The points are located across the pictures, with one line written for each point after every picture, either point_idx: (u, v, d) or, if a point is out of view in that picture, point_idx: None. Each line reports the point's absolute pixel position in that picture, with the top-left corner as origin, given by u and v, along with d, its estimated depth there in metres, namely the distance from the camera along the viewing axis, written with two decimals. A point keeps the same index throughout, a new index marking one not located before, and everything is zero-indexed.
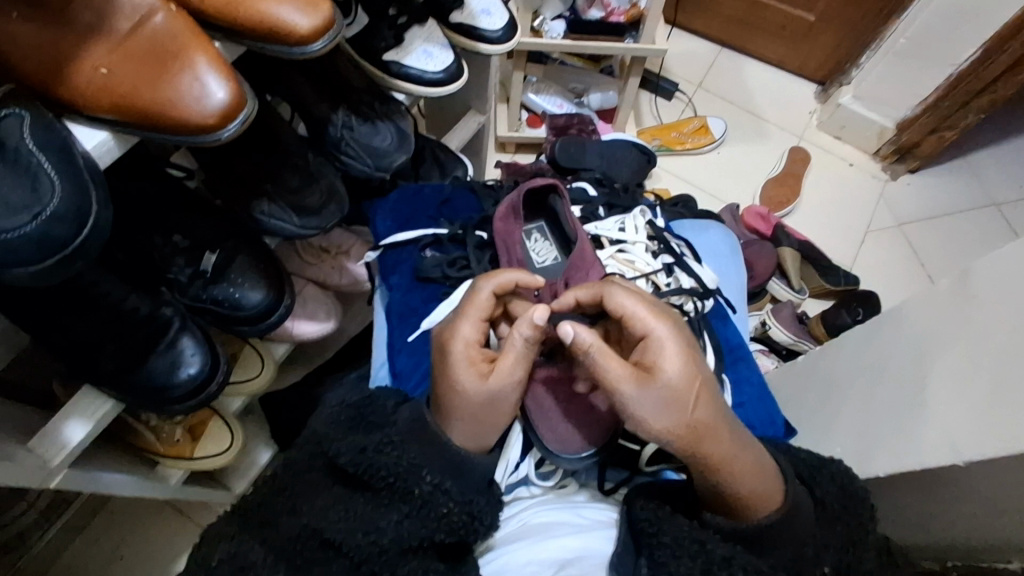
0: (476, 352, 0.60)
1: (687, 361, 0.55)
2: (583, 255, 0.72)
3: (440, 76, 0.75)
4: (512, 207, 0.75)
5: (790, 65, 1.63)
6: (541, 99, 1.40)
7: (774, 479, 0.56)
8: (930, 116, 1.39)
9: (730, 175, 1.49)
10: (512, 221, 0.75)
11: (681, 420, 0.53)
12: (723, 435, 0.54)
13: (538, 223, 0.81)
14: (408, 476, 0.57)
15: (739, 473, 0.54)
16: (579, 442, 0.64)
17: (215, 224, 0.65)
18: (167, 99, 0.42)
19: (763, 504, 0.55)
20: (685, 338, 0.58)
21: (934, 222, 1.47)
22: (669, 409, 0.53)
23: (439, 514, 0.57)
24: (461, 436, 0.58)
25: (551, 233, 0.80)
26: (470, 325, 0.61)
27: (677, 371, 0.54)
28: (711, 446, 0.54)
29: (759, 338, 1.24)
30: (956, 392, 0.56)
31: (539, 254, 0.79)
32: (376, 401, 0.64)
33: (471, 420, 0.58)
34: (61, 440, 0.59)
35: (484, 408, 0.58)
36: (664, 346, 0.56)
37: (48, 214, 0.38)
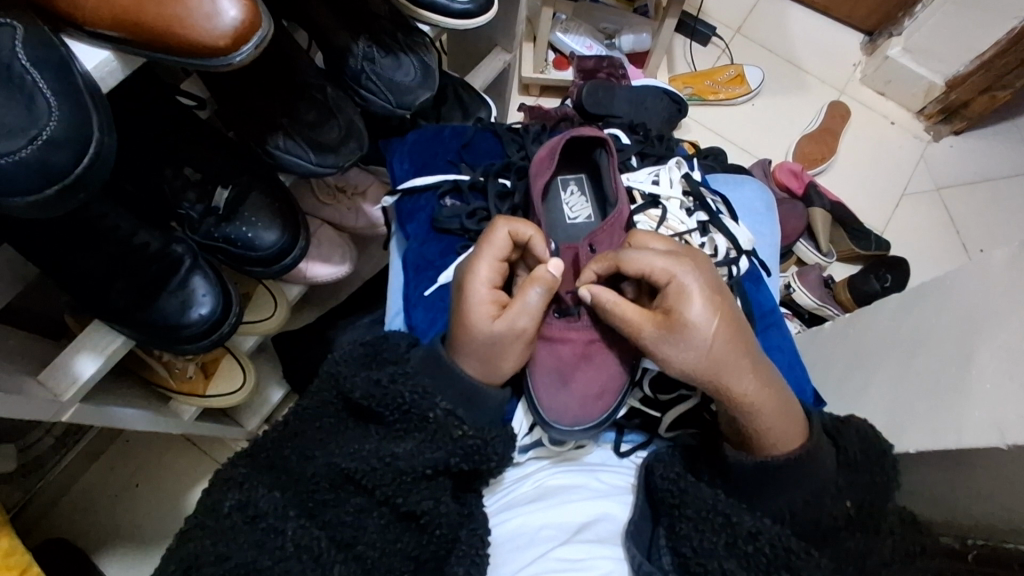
0: (490, 295, 0.58)
1: (711, 304, 0.55)
2: (619, 219, 0.68)
3: (468, 7, 0.67)
4: (550, 153, 0.70)
5: (837, 12, 1.52)
6: (570, 39, 1.33)
7: (796, 419, 0.56)
8: (985, 73, 1.31)
9: (764, 129, 1.42)
10: (547, 167, 0.70)
11: (704, 361, 0.54)
12: (745, 374, 0.54)
13: (577, 174, 0.77)
14: (419, 402, 0.57)
15: (761, 413, 0.54)
16: (572, 417, 0.62)
17: (226, 157, 0.62)
18: (176, 17, 0.38)
19: (788, 441, 0.55)
20: (709, 284, 0.56)
21: (974, 187, 1.40)
22: (691, 350, 0.54)
23: (453, 437, 0.56)
24: (473, 368, 0.57)
25: (589, 187, 0.76)
26: (486, 265, 0.59)
27: (700, 315, 0.54)
28: (733, 382, 0.54)
29: (782, 301, 1.21)
30: (1009, 371, 0.53)
31: (572, 209, 0.75)
32: (392, 340, 0.62)
33: (477, 353, 0.57)
34: (72, 374, 0.57)
35: (492, 348, 0.56)
36: (689, 303, 0.55)
37: (44, 138, 0.35)
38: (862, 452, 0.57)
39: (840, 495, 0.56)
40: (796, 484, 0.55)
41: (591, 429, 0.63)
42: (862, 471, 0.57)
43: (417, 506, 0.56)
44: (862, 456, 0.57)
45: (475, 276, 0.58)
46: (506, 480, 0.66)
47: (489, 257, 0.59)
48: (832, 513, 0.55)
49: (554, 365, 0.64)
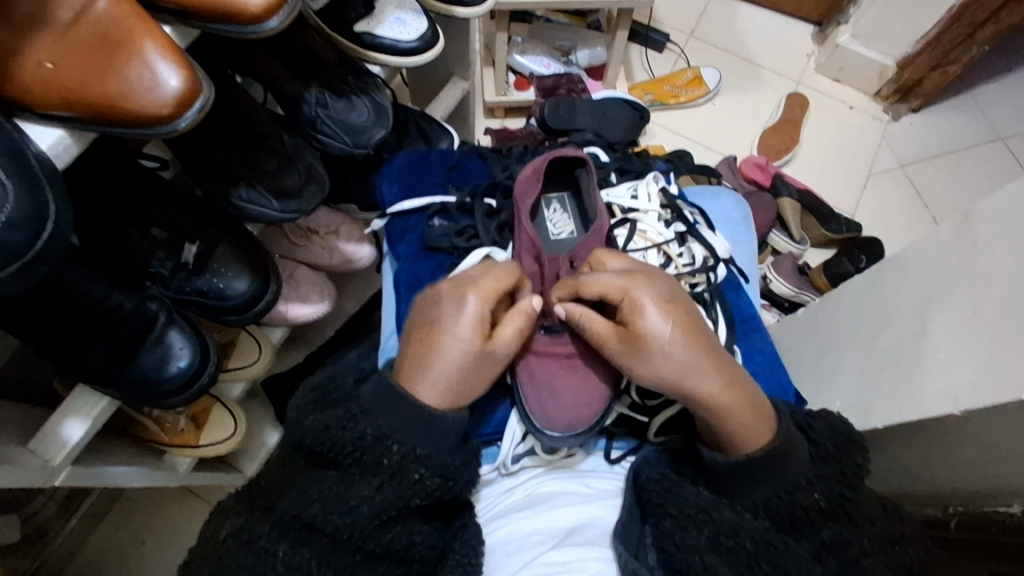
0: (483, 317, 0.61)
1: (668, 313, 0.57)
2: (598, 234, 0.72)
3: (414, 45, 0.72)
4: (535, 170, 0.72)
5: (785, 7, 1.56)
6: (527, 61, 1.36)
7: (767, 417, 0.57)
8: (932, 51, 1.34)
9: (727, 126, 1.45)
10: (534, 183, 0.72)
11: (668, 367, 0.56)
12: (709, 376, 0.55)
13: (561, 192, 0.79)
14: (374, 447, 0.57)
15: (730, 413, 0.55)
16: (561, 425, 0.64)
17: (191, 214, 0.64)
18: (119, 91, 0.40)
19: (758, 438, 0.56)
20: (665, 295, 0.59)
21: (937, 161, 1.44)
22: (655, 358, 0.56)
23: (413, 481, 0.57)
24: (433, 398, 0.58)
25: (571, 205, 0.79)
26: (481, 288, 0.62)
27: (659, 326, 0.56)
28: (698, 386, 0.55)
29: (760, 292, 1.24)
30: (958, 340, 0.54)
31: (555, 226, 0.77)
32: (339, 380, 0.64)
33: (449, 378, 0.59)
34: (61, 438, 0.59)
35: (472, 370, 0.60)
36: (647, 312, 0.57)
37: (3, 219, 0.36)
38: (832, 444, 0.58)
39: (811, 486, 0.56)
40: (767, 479, 0.56)
41: (581, 436, 0.64)
42: (830, 461, 0.58)
43: (396, 542, 0.56)
44: (834, 448, 0.58)
45: (467, 302, 0.60)
46: (499, 487, 0.67)
47: (483, 288, 0.62)
48: (804, 503, 0.55)
49: (540, 377, 0.66)
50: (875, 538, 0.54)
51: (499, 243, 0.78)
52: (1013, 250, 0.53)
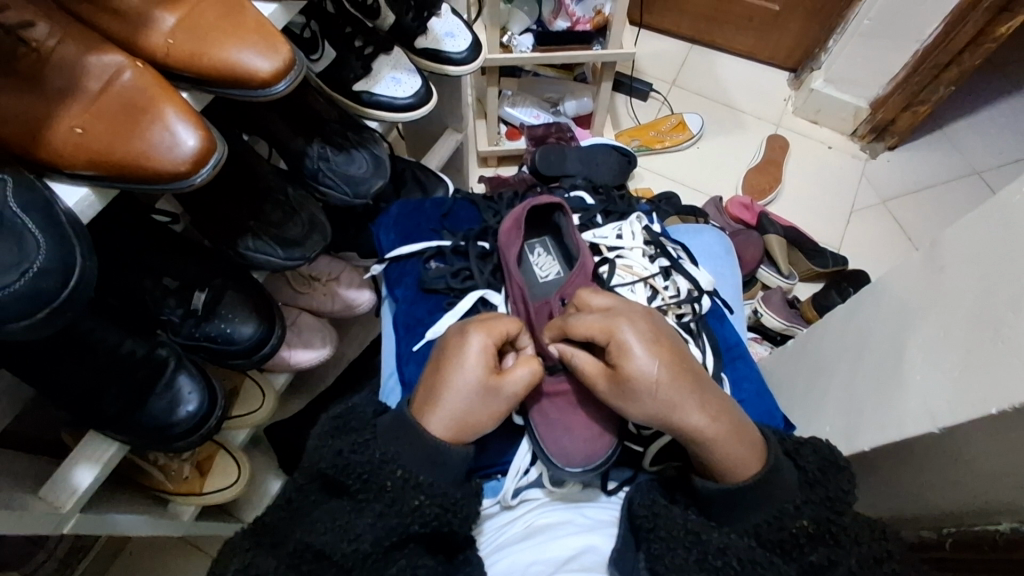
0: (487, 355, 0.62)
1: (651, 354, 0.58)
2: (582, 270, 0.74)
3: (409, 101, 0.78)
4: (515, 222, 0.76)
5: (760, 55, 1.65)
6: (518, 112, 1.43)
7: (754, 445, 0.58)
8: (902, 92, 1.41)
9: (712, 168, 1.51)
10: (516, 234, 0.76)
11: (655, 405, 0.57)
12: (696, 410, 0.57)
13: (541, 237, 0.83)
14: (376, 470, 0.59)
15: (719, 444, 0.57)
16: (579, 459, 0.65)
17: (199, 263, 0.67)
18: (141, 151, 0.44)
19: (746, 467, 0.58)
20: (647, 335, 0.60)
21: (916, 196, 1.49)
22: (642, 396, 0.57)
23: (412, 507, 0.59)
24: (440, 431, 0.60)
25: (553, 247, 0.82)
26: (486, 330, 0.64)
27: (643, 366, 0.57)
28: (686, 421, 0.57)
29: (752, 326, 1.26)
30: (932, 362, 0.57)
31: (542, 268, 0.81)
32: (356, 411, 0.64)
33: (456, 413, 0.61)
34: (71, 485, 0.60)
35: (474, 406, 0.61)
36: (632, 351, 0.58)
37: (35, 269, 0.40)
38: (818, 468, 0.60)
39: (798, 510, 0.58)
40: (759, 502, 0.58)
41: (600, 467, 0.66)
42: (818, 487, 0.60)
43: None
44: (821, 472, 0.60)
45: (474, 341, 0.63)
46: (500, 519, 0.69)
47: (491, 330, 0.64)
48: (792, 528, 0.57)
49: (552, 415, 0.68)
50: (864, 558, 0.56)
51: (493, 284, 0.80)
52: (976, 274, 0.56)
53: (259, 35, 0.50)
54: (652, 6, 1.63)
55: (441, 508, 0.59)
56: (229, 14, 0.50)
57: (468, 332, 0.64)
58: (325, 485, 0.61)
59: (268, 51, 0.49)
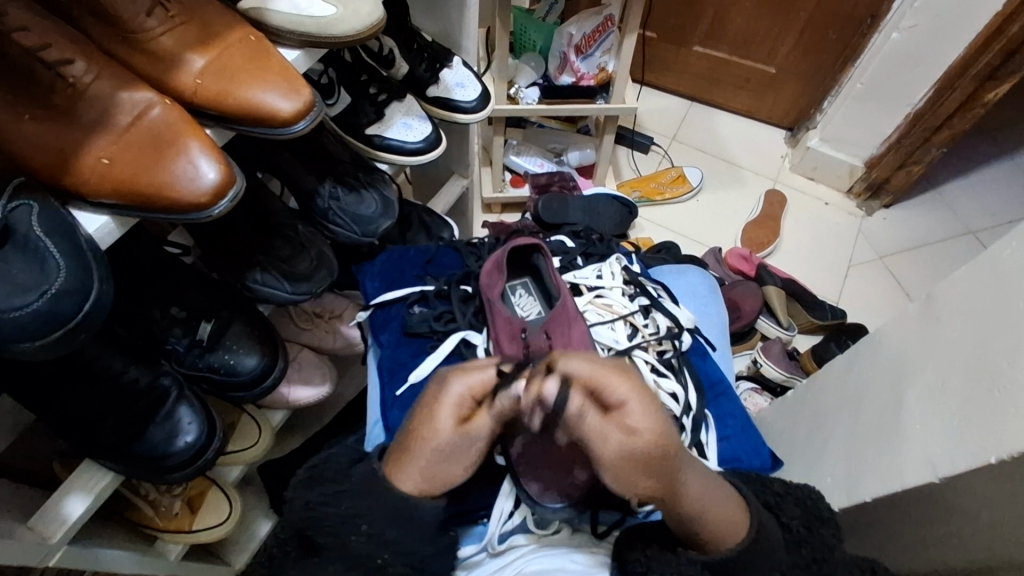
0: (464, 408, 0.56)
1: (654, 414, 0.50)
2: (566, 311, 0.74)
3: (420, 146, 0.81)
4: (497, 263, 0.78)
5: (758, 114, 1.70)
6: (523, 160, 1.46)
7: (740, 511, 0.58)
8: (896, 153, 1.45)
9: (711, 220, 1.54)
10: (497, 275, 0.77)
11: (652, 477, 0.51)
12: (687, 480, 0.53)
13: (523, 278, 0.84)
14: (342, 525, 0.59)
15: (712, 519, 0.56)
16: (556, 493, 0.65)
17: (208, 294, 0.68)
18: (165, 182, 0.46)
19: (736, 528, 0.57)
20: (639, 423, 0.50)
21: (913, 253, 1.51)
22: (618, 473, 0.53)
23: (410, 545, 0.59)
24: (411, 487, 0.59)
25: (534, 288, 0.83)
26: (464, 379, 0.57)
27: (650, 427, 0.49)
28: (679, 489, 0.53)
29: (752, 377, 1.26)
30: (929, 412, 0.58)
31: (523, 308, 0.81)
32: (333, 460, 0.64)
33: (424, 472, 0.58)
34: (62, 515, 0.59)
35: (439, 456, 0.57)
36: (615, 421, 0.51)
37: (53, 290, 0.41)
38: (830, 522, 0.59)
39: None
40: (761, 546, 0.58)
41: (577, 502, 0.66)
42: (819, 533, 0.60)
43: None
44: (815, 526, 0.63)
45: (453, 392, 0.56)
46: (488, 567, 0.67)
47: (472, 377, 0.57)
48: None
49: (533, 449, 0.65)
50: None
51: (475, 325, 0.81)
52: (971, 326, 0.57)
53: (283, 78, 0.52)
54: (654, 65, 1.70)
55: (410, 567, 0.60)
56: (255, 58, 0.52)
57: (447, 379, 0.57)
58: (320, 525, 0.60)
59: (290, 94, 0.52)
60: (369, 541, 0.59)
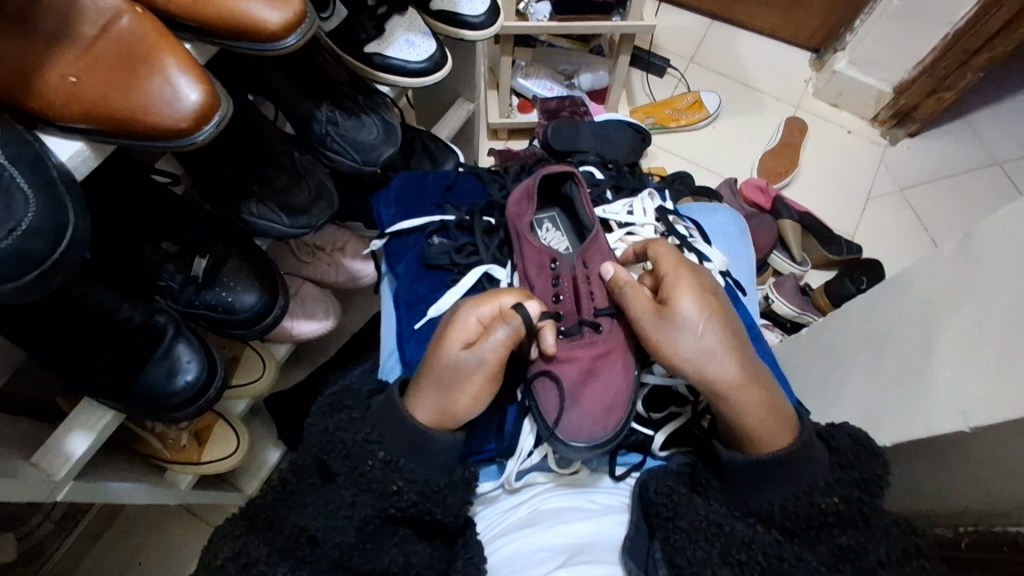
0: (473, 331, 0.61)
1: (703, 295, 0.61)
2: (599, 243, 0.72)
3: (423, 66, 0.74)
4: (526, 192, 0.73)
5: (783, 34, 1.59)
6: (531, 83, 1.38)
7: (788, 418, 0.58)
8: (928, 78, 1.36)
9: (727, 149, 1.47)
10: (526, 205, 0.73)
11: (688, 342, 0.59)
12: (739, 364, 0.58)
13: (551, 212, 0.80)
14: (359, 451, 0.58)
15: (753, 425, 0.58)
16: (585, 435, 0.65)
17: (200, 227, 0.64)
18: (140, 104, 0.41)
19: (776, 440, 0.57)
20: (716, 309, 0.61)
21: (935, 185, 1.45)
22: (673, 330, 0.60)
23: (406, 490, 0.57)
24: (424, 416, 0.58)
25: (562, 223, 0.79)
26: (476, 306, 0.62)
27: (692, 302, 0.60)
28: (715, 372, 0.58)
29: (763, 313, 1.24)
30: (962, 357, 0.55)
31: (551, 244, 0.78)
32: (352, 390, 0.64)
33: (439, 397, 0.58)
34: (65, 452, 0.58)
35: (446, 376, 0.58)
36: (684, 283, 0.62)
37: (23, 228, 0.37)
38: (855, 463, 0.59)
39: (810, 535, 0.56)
40: (784, 480, 0.57)
41: (605, 444, 0.65)
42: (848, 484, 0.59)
43: (391, 566, 0.55)
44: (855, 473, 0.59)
45: (466, 316, 0.61)
46: (504, 504, 0.67)
47: (483, 304, 0.62)
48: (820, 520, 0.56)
49: (557, 386, 0.66)
50: (891, 550, 0.54)
51: (499, 259, 0.78)
52: (1015, 268, 0.53)
53: None
54: None
55: (422, 495, 0.57)
56: None
57: (460, 308, 0.62)
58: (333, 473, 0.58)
59: (278, 3, 0.46)
60: (384, 468, 0.57)
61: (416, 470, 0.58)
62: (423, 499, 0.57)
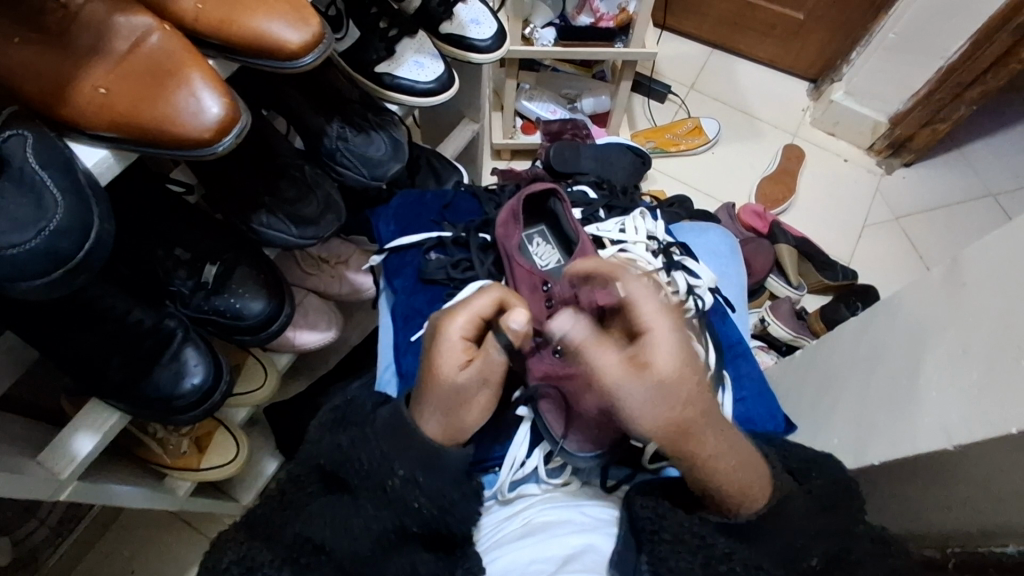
0: (461, 348, 0.59)
1: (680, 352, 0.49)
2: (585, 253, 0.74)
3: (431, 86, 0.77)
4: (512, 213, 0.77)
5: (781, 64, 1.63)
6: (535, 106, 1.41)
7: (757, 471, 0.56)
8: (923, 110, 1.40)
9: (726, 174, 1.50)
10: (512, 226, 0.76)
11: (669, 416, 0.49)
12: (708, 430, 0.52)
13: (539, 227, 0.81)
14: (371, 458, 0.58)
15: (731, 484, 0.55)
16: (590, 442, 0.66)
17: (212, 236, 0.66)
18: (165, 115, 0.44)
19: (752, 498, 0.56)
20: (694, 364, 0.50)
21: (929, 214, 1.48)
22: (647, 403, 0.49)
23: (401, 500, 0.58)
24: (434, 430, 0.59)
25: (552, 235, 0.81)
26: (461, 320, 0.60)
27: (669, 366, 0.48)
28: (697, 447, 0.52)
29: (759, 335, 1.26)
30: (948, 378, 0.57)
31: (541, 257, 0.79)
32: (355, 406, 0.66)
33: (445, 412, 0.59)
34: (71, 451, 0.59)
35: (451, 394, 0.58)
36: (659, 340, 0.49)
37: (51, 228, 0.39)
38: (829, 481, 0.62)
39: (795, 548, 0.57)
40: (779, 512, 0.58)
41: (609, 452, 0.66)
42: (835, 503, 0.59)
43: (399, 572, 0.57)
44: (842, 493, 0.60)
45: (451, 334, 0.59)
46: (497, 515, 0.69)
47: (462, 317, 0.60)
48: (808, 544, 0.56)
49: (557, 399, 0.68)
50: None
51: (494, 275, 0.79)
52: (999, 291, 0.55)
53: (289, 7, 0.49)
54: (676, 8, 1.62)
55: (436, 506, 0.58)
56: None
57: (443, 322, 0.60)
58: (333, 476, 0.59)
59: (298, 24, 0.49)
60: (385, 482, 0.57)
61: (431, 485, 0.58)
62: (435, 518, 0.59)
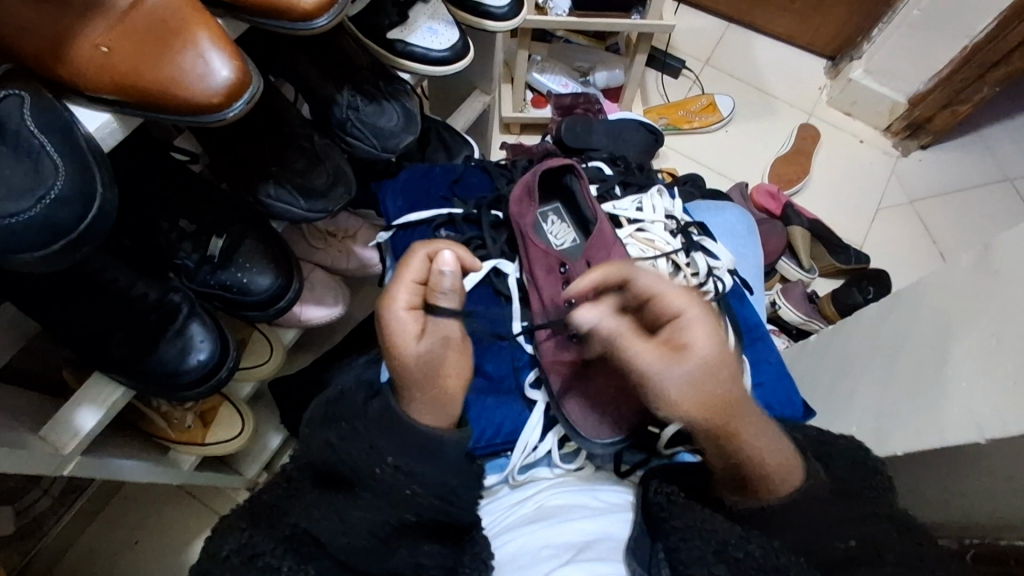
0: (414, 321, 0.57)
1: (717, 337, 0.51)
2: (603, 235, 0.72)
3: (445, 54, 0.73)
4: (527, 190, 0.73)
5: (799, 40, 1.59)
6: (546, 79, 1.37)
7: (784, 455, 0.56)
8: (943, 90, 1.36)
9: (740, 154, 1.47)
10: (526, 203, 0.74)
11: (700, 395, 0.50)
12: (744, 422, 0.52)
13: (553, 204, 0.79)
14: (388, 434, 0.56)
15: (769, 471, 0.54)
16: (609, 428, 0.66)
17: (219, 207, 0.64)
18: (170, 78, 0.41)
19: (784, 477, 0.55)
20: (723, 334, 0.52)
21: (944, 198, 1.45)
22: (671, 394, 0.50)
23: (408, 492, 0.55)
24: (426, 416, 0.57)
25: (567, 214, 0.78)
26: (402, 292, 0.57)
27: (709, 347, 0.49)
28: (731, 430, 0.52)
29: (769, 318, 1.24)
30: (977, 369, 0.55)
31: (556, 236, 0.77)
32: (347, 397, 0.60)
33: (430, 395, 0.56)
34: (74, 426, 0.58)
35: (426, 372, 0.56)
36: (697, 326, 0.51)
37: (51, 196, 0.37)
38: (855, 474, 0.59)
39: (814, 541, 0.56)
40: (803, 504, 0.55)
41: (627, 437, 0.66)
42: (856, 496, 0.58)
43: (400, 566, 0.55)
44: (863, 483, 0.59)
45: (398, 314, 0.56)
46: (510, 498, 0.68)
47: (403, 288, 0.57)
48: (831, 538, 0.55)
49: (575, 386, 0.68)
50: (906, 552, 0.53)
51: (506, 254, 0.78)
52: None
53: None
54: None
55: (440, 497, 0.56)
56: None
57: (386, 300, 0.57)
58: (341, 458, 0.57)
59: None
60: (395, 473, 0.55)
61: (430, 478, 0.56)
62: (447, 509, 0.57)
